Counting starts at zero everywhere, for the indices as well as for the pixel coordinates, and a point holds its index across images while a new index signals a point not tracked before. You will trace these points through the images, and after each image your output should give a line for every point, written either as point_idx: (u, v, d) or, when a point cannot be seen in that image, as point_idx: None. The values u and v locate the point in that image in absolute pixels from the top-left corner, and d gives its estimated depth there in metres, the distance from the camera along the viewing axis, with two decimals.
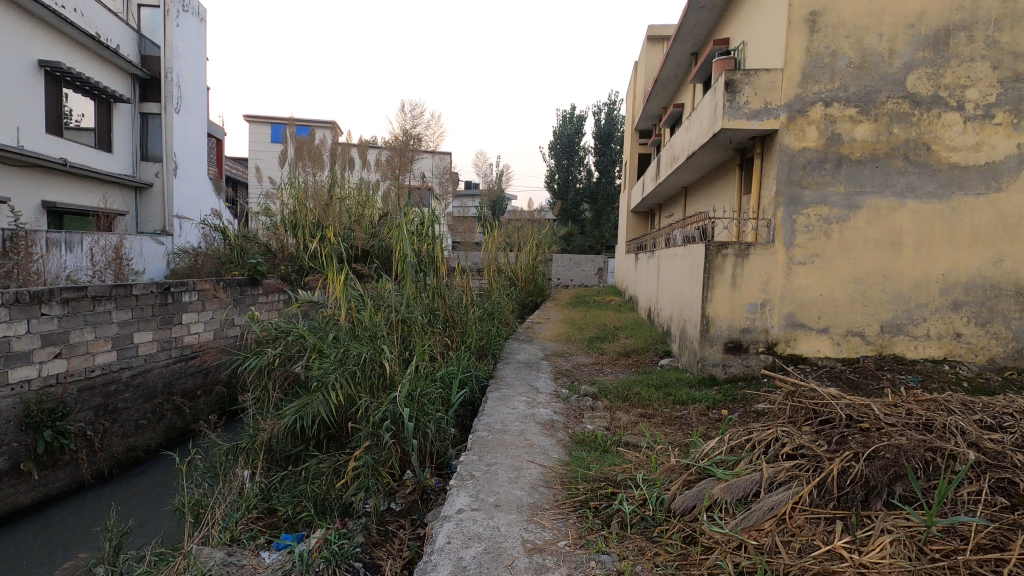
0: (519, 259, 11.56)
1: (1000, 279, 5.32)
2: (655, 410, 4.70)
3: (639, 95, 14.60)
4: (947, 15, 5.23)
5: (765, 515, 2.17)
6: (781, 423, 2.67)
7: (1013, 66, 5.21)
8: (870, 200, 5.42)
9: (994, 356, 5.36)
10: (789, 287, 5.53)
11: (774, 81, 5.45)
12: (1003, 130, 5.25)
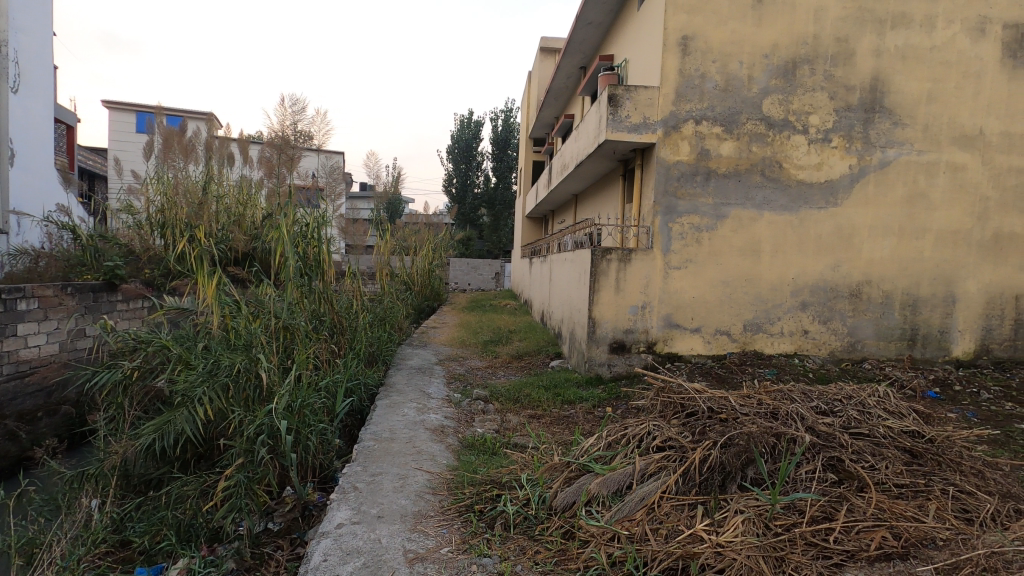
0: (415, 263, 11.38)
1: (838, 282, 6.08)
2: (544, 411, 4.81)
3: (533, 104, 15.01)
4: (795, 49, 5.92)
5: (636, 505, 2.30)
6: (653, 417, 2.83)
7: (846, 98, 5.98)
8: (733, 211, 5.98)
9: (833, 350, 6.12)
10: (666, 290, 5.95)
11: (652, 98, 5.86)
12: (838, 152, 6.00)
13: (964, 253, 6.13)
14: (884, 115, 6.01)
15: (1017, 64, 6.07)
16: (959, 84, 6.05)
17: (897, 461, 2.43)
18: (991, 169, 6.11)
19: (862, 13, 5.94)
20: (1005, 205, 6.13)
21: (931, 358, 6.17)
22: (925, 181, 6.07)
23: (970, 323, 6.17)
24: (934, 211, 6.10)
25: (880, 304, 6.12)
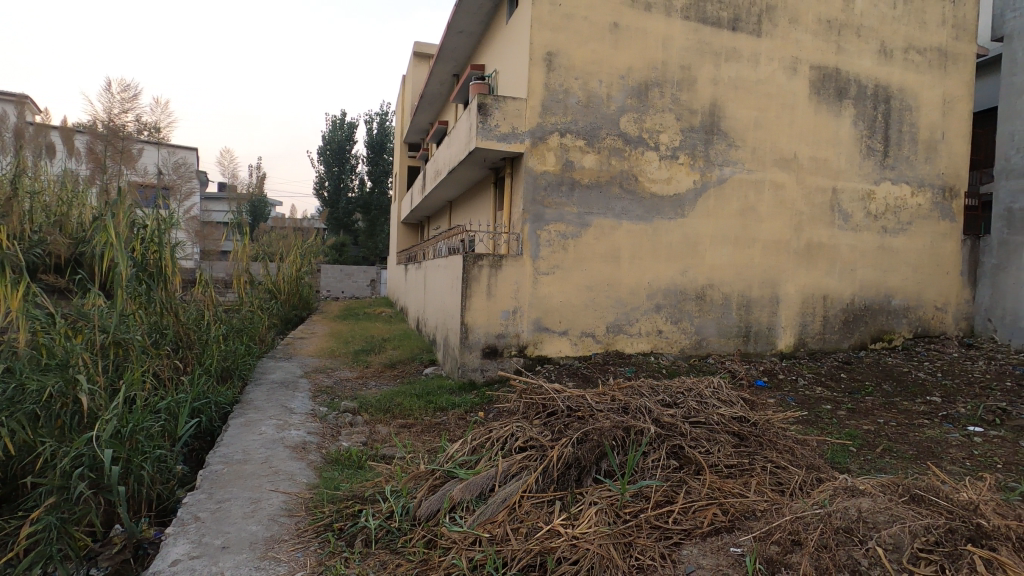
0: (281, 270, 10.64)
1: (686, 286, 6.72)
2: (416, 419, 4.72)
3: (407, 109, 14.81)
4: (646, 72, 6.46)
5: (498, 507, 2.33)
6: (517, 419, 2.90)
7: (690, 119, 6.65)
8: (596, 220, 6.35)
9: (683, 347, 6.74)
10: (535, 295, 6.15)
11: (519, 109, 6.05)
12: (684, 169, 6.65)
13: (785, 260, 7.08)
14: (721, 137, 6.77)
15: (822, 99, 7.16)
16: (778, 114, 6.99)
17: (727, 445, 2.73)
18: (804, 187, 7.13)
19: (702, 45, 6.65)
20: (815, 219, 7.19)
21: (762, 352, 7.03)
22: (754, 196, 6.93)
23: (790, 320, 7.14)
24: (762, 223, 6.98)
25: (721, 305, 6.86)
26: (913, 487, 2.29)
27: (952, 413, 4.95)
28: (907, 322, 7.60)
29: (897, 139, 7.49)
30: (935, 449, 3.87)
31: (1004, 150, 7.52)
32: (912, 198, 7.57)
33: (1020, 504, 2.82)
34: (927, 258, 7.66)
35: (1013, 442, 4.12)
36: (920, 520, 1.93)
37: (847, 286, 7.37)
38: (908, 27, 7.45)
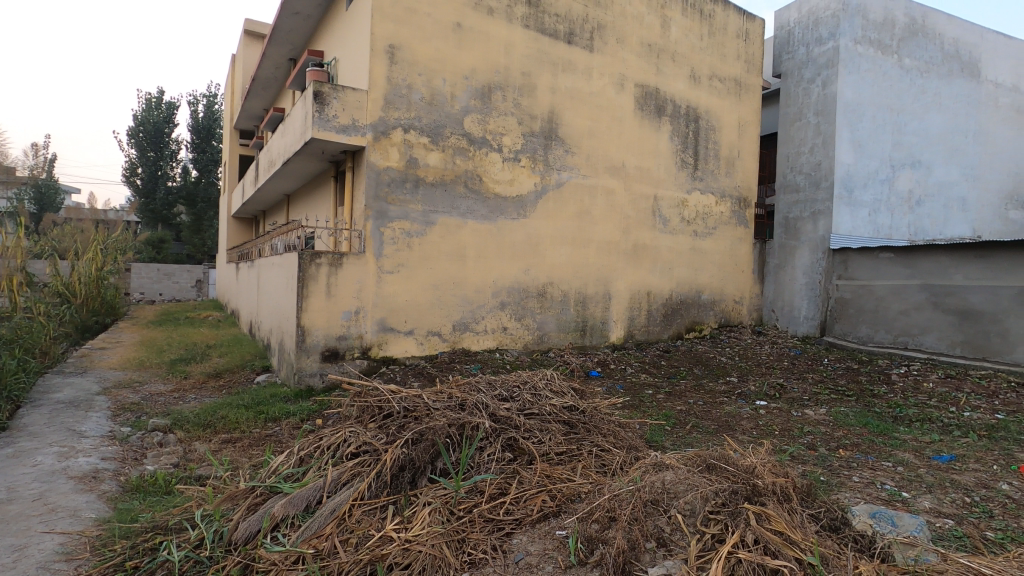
0: (74, 268, 8.99)
1: (528, 284, 7.00)
2: (242, 433, 4.28)
3: (238, 92, 13.44)
4: (489, 75, 6.60)
5: (326, 519, 2.19)
6: (349, 424, 2.77)
7: (530, 124, 6.94)
8: (441, 218, 6.34)
9: (526, 343, 7.01)
10: (379, 294, 5.96)
11: (360, 101, 5.80)
12: (526, 171, 6.91)
13: (616, 259, 7.72)
14: (559, 143, 7.16)
15: (644, 114, 7.93)
16: (609, 125, 7.60)
17: (558, 433, 2.89)
18: (631, 194, 7.84)
19: (540, 55, 6.97)
20: (640, 222, 7.95)
21: (596, 344, 7.60)
22: (589, 200, 7.45)
23: (620, 315, 7.81)
24: (596, 225, 7.53)
25: (560, 302, 7.27)
26: (708, 457, 2.62)
27: (745, 391, 5.80)
28: (713, 314, 8.74)
29: (704, 155, 8.57)
30: (731, 423, 4.49)
31: (782, 168, 8.99)
32: (716, 206, 8.72)
33: (788, 463, 3.39)
34: (728, 259, 8.89)
35: (787, 412, 4.95)
36: (711, 486, 2.19)
37: (666, 283, 8.27)
38: (712, 58, 8.57)
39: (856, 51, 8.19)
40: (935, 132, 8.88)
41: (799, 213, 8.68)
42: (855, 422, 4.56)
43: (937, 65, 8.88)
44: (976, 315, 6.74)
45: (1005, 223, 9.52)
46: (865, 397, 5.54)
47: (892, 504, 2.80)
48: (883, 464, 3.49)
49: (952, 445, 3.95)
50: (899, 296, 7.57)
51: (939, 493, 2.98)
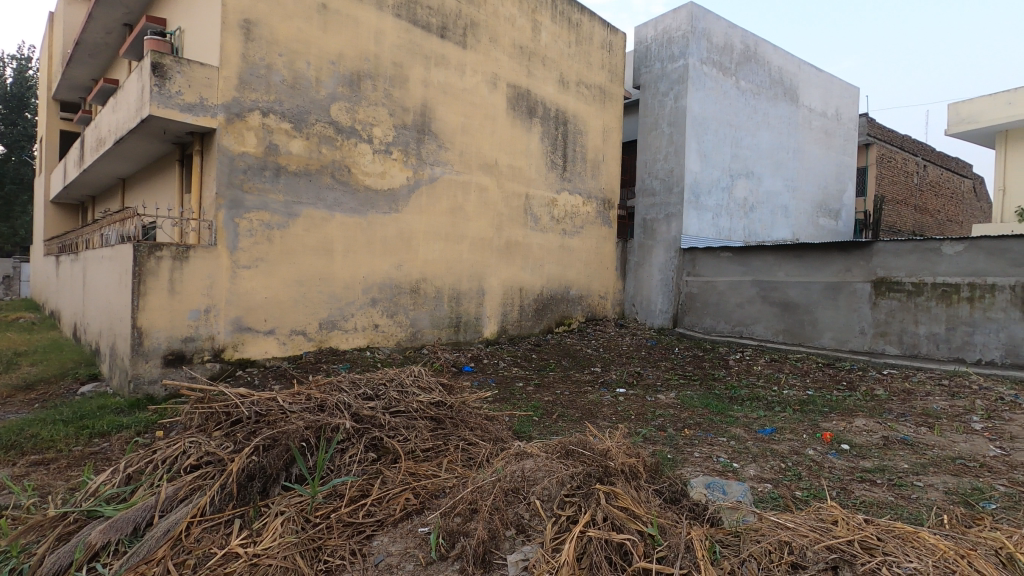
0: None
1: (400, 280, 6.85)
2: (59, 453, 3.68)
3: (57, 58, 11.54)
4: (358, 62, 6.34)
5: (158, 541, 1.97)
6: (190, 434, 2.52)
7: (402, 117, 6.78)
8: (305, 210, 5.97)
9: (399, 340, 6.86)
10: (234, 291, 5.47)
11: (210, 78, 5.26)
12: (398, 165, 6.75)
13: (489, 256, 7.84)
14: (432, 138, 7.09)
15: (516, 115, 8.12)
16: (482, 122, 7.67)
17: (424, 430, 2.86)
18: (503, 191, 7.99)
19: (412, 46, 6.84)
20: (513, 220, 8.14)
21: (470, 340, 7.65)
22: (462, 197, 7.47)
23: (494, 310, 7.95)
24: (469, 221, 7.57)
25: (434, 298, 7.21)
26: (568, 443, 2.76)
27: (607, 380, 6.21)
28: (580, 309, 9.22)
29: (572, 157, 8.99)
30: (594, 410, 4.77)
31: (641, 174, 9.73)
32: (583, 207, 9.20)
33: (641, 444, 3.68)
34: (594, 257, 9.43)
35: (642, 398, 5.37)
36: (567, 470, 2.29)
37: (538, 279, 8.56)
38: (579, 66, 9.01)
39: (702, 70, 9.09)
40: (764, 148, 10.16)
41: (655, 215, 9.45)
42: (698, 404, 5.07)
43: (766, 89, 10.16)
44: (794, 306, 7.84)
45: (816, 228, 11.18)
46: (707, 381, 6.19)
47: (725, 474, 3.15)
48: (719, 440, 3.92)
49: (774, 420, 4.56)
50: (736, 291, 8.56)
51: (762, 461, 3.42)
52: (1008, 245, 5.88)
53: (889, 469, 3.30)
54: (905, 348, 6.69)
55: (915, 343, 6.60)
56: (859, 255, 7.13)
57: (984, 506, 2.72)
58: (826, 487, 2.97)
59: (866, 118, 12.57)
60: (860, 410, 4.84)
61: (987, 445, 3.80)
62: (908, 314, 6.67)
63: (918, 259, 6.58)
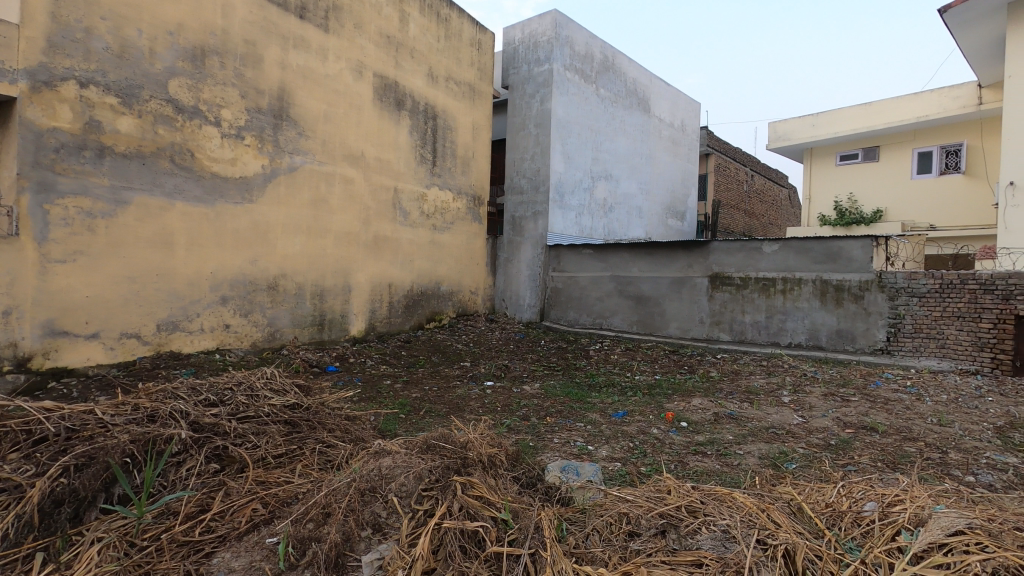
0: None
1: (255, 276, 6.34)
2: None
3: None
4: (202, 36, 5.74)
5: None
6: None
7: (256, 100, 6.28)
8: (138, 197, 5.28)
9: (255, 341, 6.36)
10: (45, 289, 4.69)
11: (7, 37, 4.42)
12: (251, 151, 6.23)
13: (355, 251, 7.54)
14: (290, 124, 6.64)
15: (383, 106, 7.90)
16: (346, 111, 7.35)
17: (275, 435, 2.71)
18: (370, 184, 7.74)
19: (267, 24, 6.35)
20: (381, 214, 7.92)
21: (335, 338, 7.32)
22: (325, 188, 7.10)
23: (361, 307, 7.68)
24: (334, 215, 7.22)
25: (294, 295, 6.79)
26: (429, 438, 2.78)
27: (476, 373, 6.32)
28: (451, 304, 9.22)
29: (442, 153, 8.95)
30: (461, 404, 4.82)
31: (509, 172, 9.98)
32: (453, 203, 9.20)
33: (505, 434, 3.79)
34: (465, 253, 9.49)
35: (508, 390, 5.54)
36: (426, 465, 2.32)
37: (407, 275, 8.42)
38: (448, 61, 8.98)
39: (566, 76, 9.54)
40: (621, 153, 10.95)
41: (523, 213, 9.76)
42: (560, 393, 5.35)
43: (622, 98, 10.96)
44: (646, 300, 8.57)
45: (665, 228, 12.31)
46: (569, 371, 6.56)
47: (580, 457, 3.37)
48: (576, 425, 4.17)
49: (626, 403, 4.96)
50: (596, 286, 9.16)
51: (613, 442, 3.70)
52: (810, 245, 6.95)
53: (718, 441, 3.75)
54: (734, 334, 7.63)
55: (742, 330, 7.56)
56: (699, 253, 7.99)
57: (786, 466, 3.21)
58: (666, 461, 3.30)
59: (705, 131, 14.09)
60: (697, 391, 5.44)
61: (792, 415, 4.49)
62: (736, 305, 7.61)
63: (744, 257, 7.54)
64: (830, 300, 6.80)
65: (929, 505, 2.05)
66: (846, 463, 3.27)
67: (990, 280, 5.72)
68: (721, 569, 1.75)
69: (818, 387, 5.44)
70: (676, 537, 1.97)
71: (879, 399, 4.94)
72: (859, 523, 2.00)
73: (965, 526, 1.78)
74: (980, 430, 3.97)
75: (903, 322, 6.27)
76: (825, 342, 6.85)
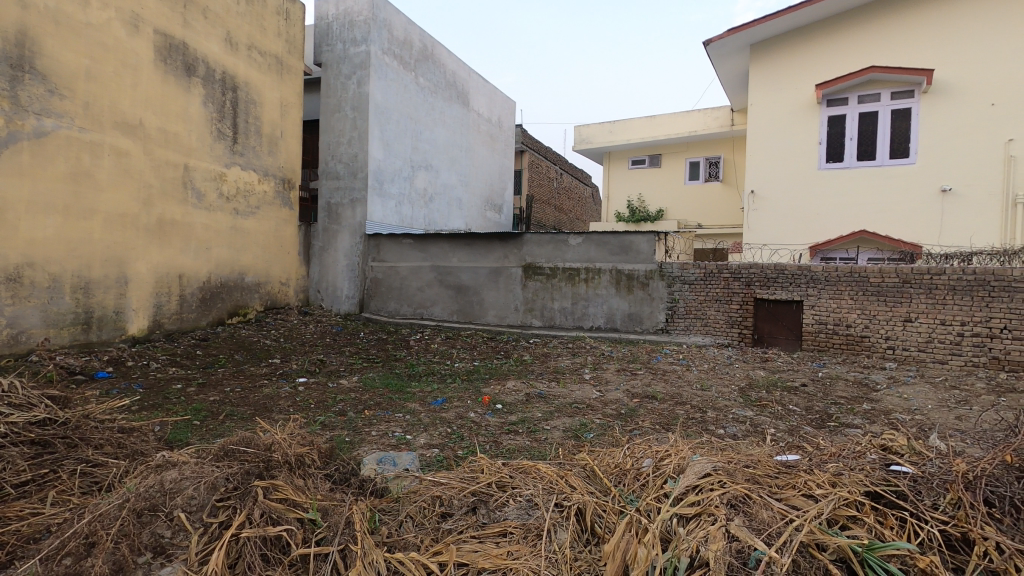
0: None
1: None
2: None
3: None
4: None
5: None
6: None
7: None
8: None
9: None
10: None
11: None
12: None
13: (133, 236, 6.45)
14: (36, 78, 5.41)
15: (167, 69, 6.82)
16: (117, 71, 6.20)
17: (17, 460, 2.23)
18: (152, 159, 6.65)
19: None
20: (167, 194, 6.87)
21: (108, 339, 6.19)
22: (90, 160, 5.92)
23: (142, 302, 6.60)
24: (102, 193, 6.08)
25: (46, 288, 5.57)
26: (227, 444, 2.52)
27: (286, 370, 5.88)
28: (258, 297, 8.39)
29: (244, 129, 8.05)
30: (268, 404, 4.44)
31: (324, 156, 9.38)
32: (258, 185, 8.33)
33: (318, 432, 3.60)
34: (274, 241, 8.70)
35: (323, 385, 5.26)
36: (222, 472, 2.12)
37: (202, 264, 7.44)
38: (250, 27, 8.08)
39: (383, 60, 9.26)
40: (440, 143, 11.01)
41: (340, 200, 9.26)
42: (379, 384, 5.25)
43: (441, 89, 11.01)
44: (465, 289, 8.80)
45: (483, 219, 12.74)
46: (389, 362, 6.46)
47: (398, 447, 3.35)
48: (396, 416, 4.14)
49: (444, 391, 5.06)
50: (416, 276, 9.14)
51: (431, 429, 3.75)
52: (607, 239, 7.80)
53: (528, 419, 4.03)
54: (545, 320, 8.25)
55: (552, 316, 8.20)
56: (513, 244, 8.44)
57: (586, 436, 3.59)
58: (481, 443, 3.45)
59: (520, 129, 14.86)
60: (511, 374, 5.78)
61: (591, 390, 5.02)
62: (547, 293, 8.22)
63: (553, 248, 8.15)
64: (623, 287, 7.72)
65: (689, 455, 2.47)
66: (632, 428, 3.78)
67: (738, 269, 7.03)
68: (524, 535, 1.91)
69: (612, 364, 6.17)
70: (485, 512, 2.10)
71: (659, 371, 5.79)
72: (638, 477, 2.33)
73: (711, 469, 2.18)
74: (729, 391, 4.90)
75: (678, 305, 7.40)
76: (618, 324, 7.77)
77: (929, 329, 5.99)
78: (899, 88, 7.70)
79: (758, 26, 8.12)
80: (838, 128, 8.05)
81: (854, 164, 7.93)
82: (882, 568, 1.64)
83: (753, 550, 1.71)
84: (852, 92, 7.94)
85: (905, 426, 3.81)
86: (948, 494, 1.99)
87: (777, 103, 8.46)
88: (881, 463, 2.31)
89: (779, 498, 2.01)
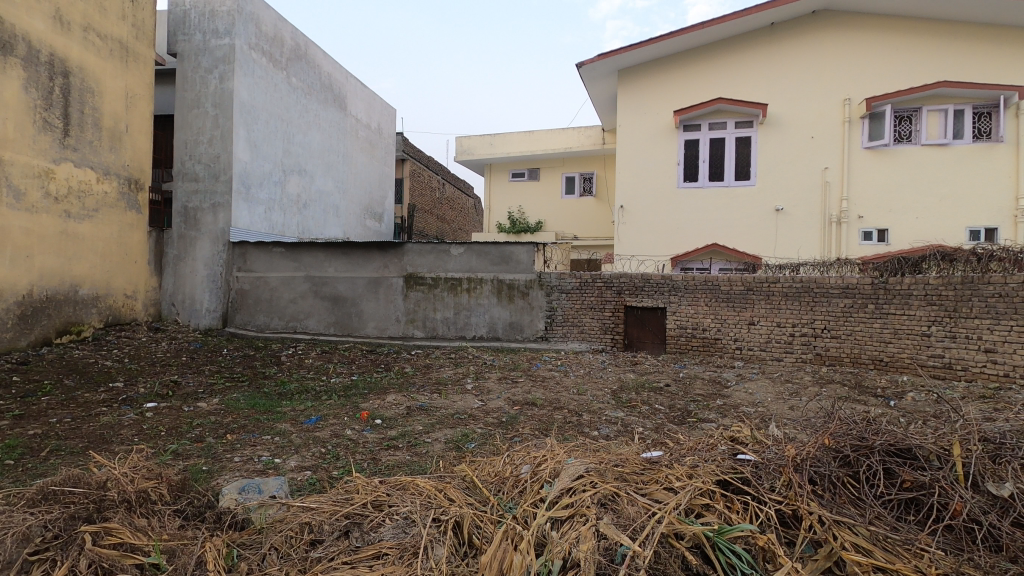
0: None
1: None
2: None
3: None
4: None
5: None
6: None
7: None
8: None
9: None
10: None
11: None
12: None
13: None
14: None
15: None
16: None
17: None
18: None
19: None
20: None
21: None
22: None
23: None
24: None
25: None
26: (48, 484, 2.16)
27: (130, 395, 5.18)
28: (97, 312, 7.35)
29: (78, 120, 7.05)
30: (107, 435, 3.87)
31: (179, 154, 8.49)
32: (96, 184, 7.31)
33: (169, 462, 3.21)
34: (116, 248, 7.67)
35: (177, 409, 4.71)
36: (37, 520, 1.87)
37: (21, 275, 6.35)
38: (86, 6, 7.10)
39: (250, 56, 8.62)
40: (315, 148, 10.47)
41: (198, 204, 8.42)
42: (245, 405, 4.83)
43: (315, 91, 10.49)
44: (342, 300, 8.42)
45: (362, 228, 12.31)
46: (257, 380, 5.97)
47: (265, 472, 3.10)
48: (263, 439, 3.81)
49: (319, 408, 4.77)
50: (288, 287, 8.58)
51: (304, 451, 3.51)
52: (487, 249, 7.90)
53: (409, 433, 3.93)
54: (427, 330, 8.14)
55: (434, 326, 8.11)
56: (394, 254, 8.23)
57: (467, 446, 3.58)
58: (358, 461, 3.30)
59: (401, 137, 14.62)
60: (392, 387, 5.61)
61: (473, 399, 5.03)
62: (429, 303, 8.12)
63: (434, 258, 8.08)
64: (504, 297, 7.86)
65: (563, 459, 2.55)
66: (512, 435, 3.84)
67: (610, 279, 7.48)
68: (399, 555, 1.85)
69: (494, 373, 6.25)
70: (359, 534, 2.00)
71: (539, 377, 5.97)
72: (517, 484, 2.36)
73: (584, 471, 2.27)
74: (603, 394, 5.18)
75: (556, 313, 7.69)
76: (500, 333, 7.89)
77: (768, 330, 6.80)
78: (741, 118, 8.71)
79: (624, 54, 8.77)
80: (693, 151, 8.91)
81: (706, 184, 8.83)
82: (730, 550, 1.81)
83: (619, 546, 1.80)
84: (704, 120, 8.83)
85: (750, 418, 4.31)
86: (781, 477, 2.26)
87: (642, 125, 9.18)
88: (730, 453, 2.56)
89: (644, 493, 2.15)
